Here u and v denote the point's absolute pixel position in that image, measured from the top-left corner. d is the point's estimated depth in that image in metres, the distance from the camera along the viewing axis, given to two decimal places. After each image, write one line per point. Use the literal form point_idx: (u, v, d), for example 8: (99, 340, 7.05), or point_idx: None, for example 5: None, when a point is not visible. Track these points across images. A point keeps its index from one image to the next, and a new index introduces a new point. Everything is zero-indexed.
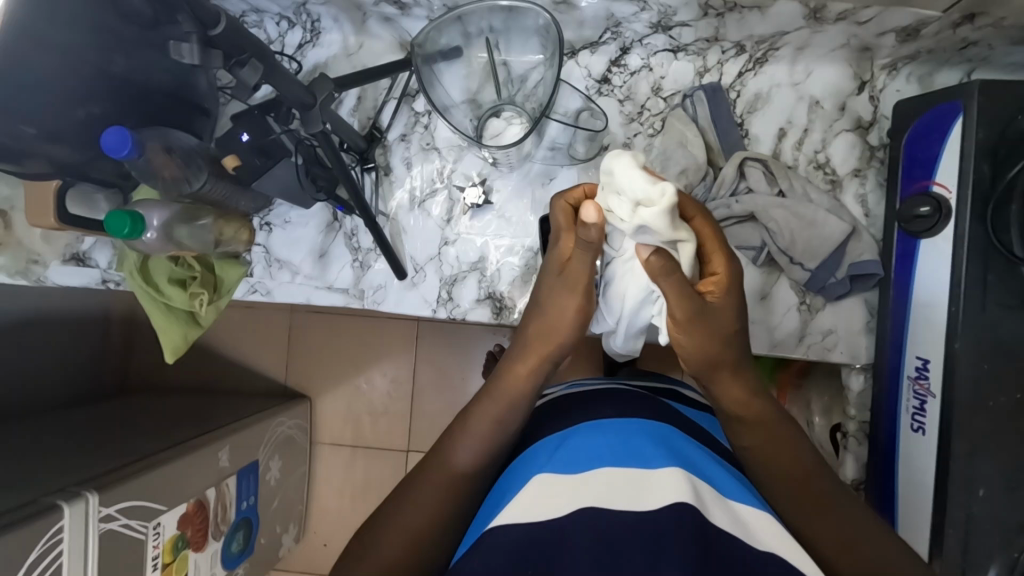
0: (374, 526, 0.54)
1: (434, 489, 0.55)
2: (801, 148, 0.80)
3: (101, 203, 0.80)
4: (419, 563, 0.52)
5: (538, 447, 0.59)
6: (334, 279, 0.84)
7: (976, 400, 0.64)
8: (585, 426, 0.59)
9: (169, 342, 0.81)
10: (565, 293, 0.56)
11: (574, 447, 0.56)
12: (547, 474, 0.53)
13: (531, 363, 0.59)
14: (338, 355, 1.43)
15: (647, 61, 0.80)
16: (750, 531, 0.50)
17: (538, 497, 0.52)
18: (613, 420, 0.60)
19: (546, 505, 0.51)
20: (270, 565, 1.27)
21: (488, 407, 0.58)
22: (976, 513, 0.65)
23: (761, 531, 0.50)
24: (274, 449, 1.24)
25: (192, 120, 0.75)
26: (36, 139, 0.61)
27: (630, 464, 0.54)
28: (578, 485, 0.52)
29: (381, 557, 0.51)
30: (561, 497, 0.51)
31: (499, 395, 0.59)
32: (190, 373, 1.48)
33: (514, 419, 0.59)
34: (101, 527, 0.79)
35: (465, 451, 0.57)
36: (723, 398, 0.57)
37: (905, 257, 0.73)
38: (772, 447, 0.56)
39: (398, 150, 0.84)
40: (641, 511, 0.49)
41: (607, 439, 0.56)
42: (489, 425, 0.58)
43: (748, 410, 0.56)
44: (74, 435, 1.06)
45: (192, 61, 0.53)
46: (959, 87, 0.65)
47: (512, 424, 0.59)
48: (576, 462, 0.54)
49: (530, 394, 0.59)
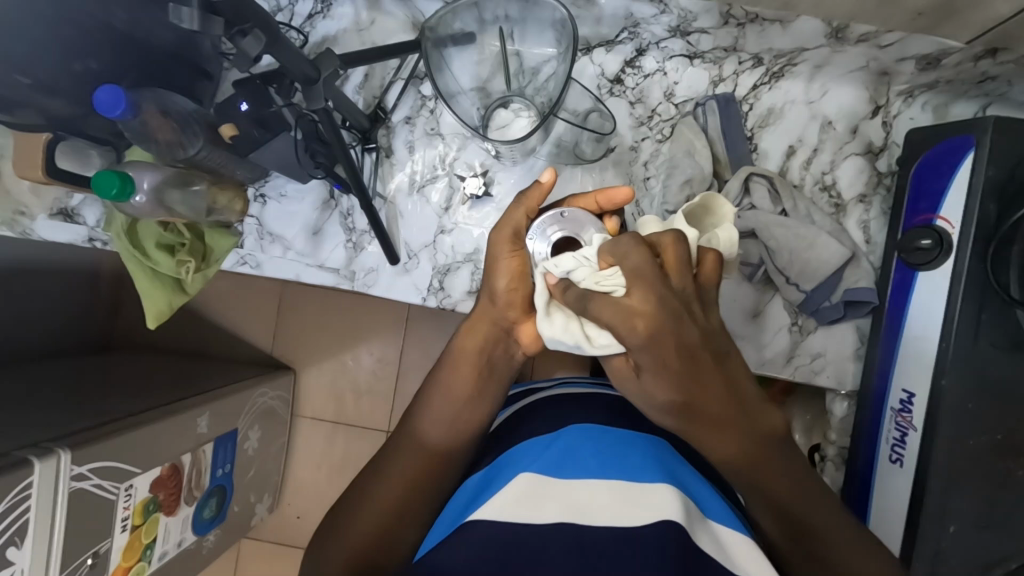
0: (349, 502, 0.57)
1: (401, 462, 0.56)
2: (809, 168, 0.79)
3: (94, 159, 0.77)
4: (389, 534, 0.54)
5: (527, 445, 0.59)
6: (326, 258, 0.83)
7: (958, 438, 0.64)
8: (576, 429, 0.58)
9: (153, 307, 0.80)
10: (501, 262, 0.55)
11: (565, 451, 0.56)
12: (536, 476, 0.54)
13: (475, 336, 0.58)
14: (327, 330, 1.42)
15: (662, 65, 0.79)
16: (728, 554, 0.52)
17: (525, 497, 0.52)
18: (605, 427, 0.59)
19: (533, 507, 0.52)
20: (241, 533, 1.27)
21: (442, 378, 0.59)
22: (943, 548, 0.65)
23: (738, 556, 0.52)
24: (254, 419, 1.24)
25: (194, 85, 0.73)
26: (30, 90, 0.59)
27: (620, 475, 0.54)
28: (569, 491, 0.53)
29: (354, 531, 0.54)
30: (549, 502, 0.52)
31: (452, 365, 0.59)
32: (176, 336, 1.47)
33: (469, 393, 0.59)
34: (72, 486, 0.78)
35: (426, 429, 0.57)
36: (713, 452, 0.51)
37: (902, 286, 0.72)
38: (775, 490, 0.52)
39: (402, 132, 0.82)
40: (628, 526, 0.50)
41: (599, 447, 0.56)
42: (442, 396, 0.58)
43: (746, 455, 0.51)
44: (51, 389, 1.04)
45: (190, 26, 0.49)
46: (973, 121, 0.64)
47: (462, 392, 0.58)
48: (565, 467, 0.55)
49: (480, 363, 0.59)
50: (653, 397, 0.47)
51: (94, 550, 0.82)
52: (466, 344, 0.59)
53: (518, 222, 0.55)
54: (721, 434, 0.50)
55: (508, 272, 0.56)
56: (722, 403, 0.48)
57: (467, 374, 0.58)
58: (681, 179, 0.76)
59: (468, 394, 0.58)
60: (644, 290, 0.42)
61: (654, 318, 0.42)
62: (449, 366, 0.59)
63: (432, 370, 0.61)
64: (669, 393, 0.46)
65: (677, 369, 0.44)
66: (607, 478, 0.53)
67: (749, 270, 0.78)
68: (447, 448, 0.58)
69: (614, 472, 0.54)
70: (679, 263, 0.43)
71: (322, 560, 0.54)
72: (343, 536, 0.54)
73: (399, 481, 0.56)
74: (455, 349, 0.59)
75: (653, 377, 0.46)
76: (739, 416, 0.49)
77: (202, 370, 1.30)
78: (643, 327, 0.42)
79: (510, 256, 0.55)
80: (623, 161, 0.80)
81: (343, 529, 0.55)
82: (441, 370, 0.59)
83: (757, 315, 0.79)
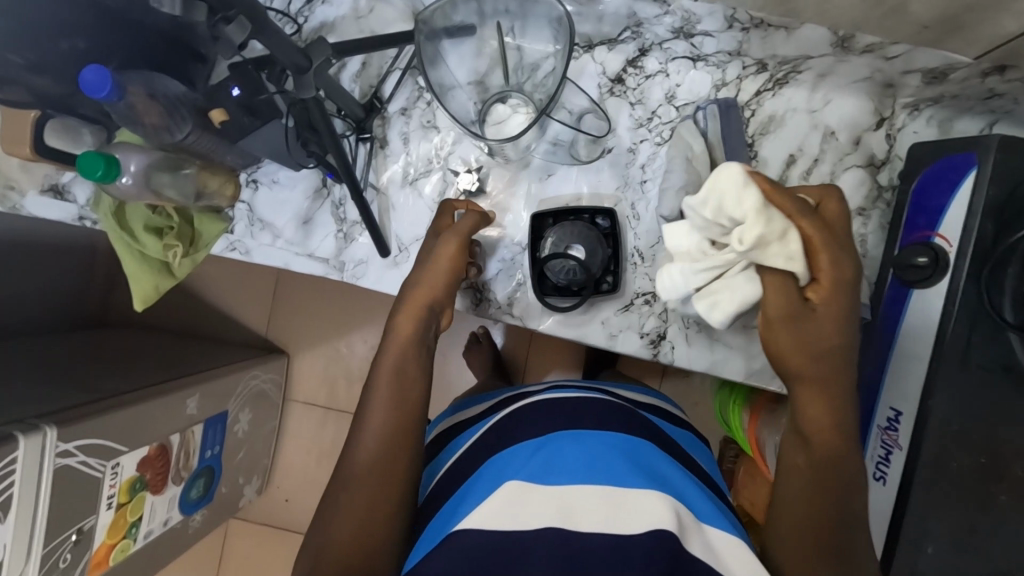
0: (331, 510, 0.57)
1: (372, 462, 0.58)
2: (808, 178, 0.77)
3: (86, 137, 0.75)
4: (377, 530, 0.56)
5: (512, 453, 0.59)
6: (316, 247, 0.83)
7: (944, 459, 0.63)
8: (563, 435, 0.59)
9: (140, 290, 0.79)
10: (443, 253, 0.69)
11: (552, 457, 0.57)
12: (521, 483, 0.54)
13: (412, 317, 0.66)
14: (322, 316, 1.42)
15: (664, 66, 0.77)
16: (720, 558, 0.51)
17: (509, 504, 0.52)
18: (590, 433, 0.60)
19: (518, 514, 0.51)
20: (228, 514, 1.28)
21: (388, 367, 0.62)
22: (922, 568, 0.65)
23: (732, 559, 0.52)
24: (245, 402, 1.23)
25: (186, 67, 0.70)
26: (20, 68, 0.58)
27: (606, 481, 0.54)
28: (553, 496, 0.53)
29: (342, 532, 0.55)
30: (534, 508, 0.52)
31: (395, 352, 0.64)
32: (171, 315, 1.46)
33: (419, 373, 0.63)
34: (57, 462, 0.78)
35: (374, 425, 0.60)
36: (799, 406, 0.60)
37: (894, 304, 0.71)
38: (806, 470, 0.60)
39: (397, 124, 0.81)
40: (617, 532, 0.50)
41: (585, 453, 0.57)
42: (391, 385, 0.62)
43: (822, 418, 0.59)
44: (41, 364, 1.04)
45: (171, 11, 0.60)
46: (977, 139, 0.63)
47: (411, 376, 0.62)
48: (553, 472, 0.55)
49: (422, 343, 0.65)
50: (782, 353, 0.59)
51: (77, 526, 0.83)
52: (406, 326, 0.65)
53: (467, 226, 0.70)
54: (811, 402, 0.59)
55: (450, 261, 0.69)
56: (819, 343, 0.59)
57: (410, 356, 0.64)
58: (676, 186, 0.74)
59: (415, 374, 0.63)
60: (829, 254, 0.56)
61: (836, 282, 0.57)
62: (393, 351, 0.64)
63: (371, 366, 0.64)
64: (826, 342, 0.59)
65: (785, 317, 0.58)
66: (593, 483, 0.54)
67: None
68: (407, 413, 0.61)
69: (600, 477, 0.54)
70: (831, 246, 0.56)
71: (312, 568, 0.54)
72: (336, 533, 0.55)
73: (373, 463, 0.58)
74: (395, 335, 0.65)
75: (812, 336, 0.58)
76: (838, 388, 0.59)
77: (195, 350, 1.30)
78: (824, 279, 0.57)
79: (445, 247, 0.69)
80: (620, 163, 0.79)
81: (327, 535, 0.55)
82: (390, 356, 0.64)
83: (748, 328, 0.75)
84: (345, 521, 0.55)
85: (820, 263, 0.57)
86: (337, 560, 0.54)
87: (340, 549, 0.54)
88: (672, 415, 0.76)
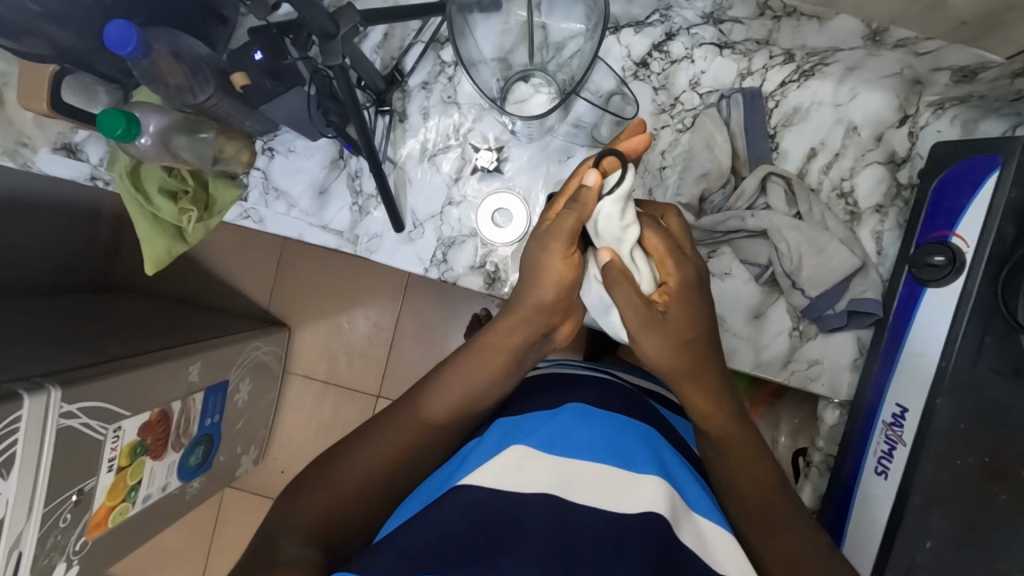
0: (363, 438, 0.61)
1: (422, 421, 0.61)
2: (828, 172, 0.77)
3: (101, 96, 0.74)
4: (392, 480, 0.59)
5: (522, 420, 0.59)
6: (330, 219, 0.82)
7: (945, 457, 0.64)
8: (576, 408, 0.59)
9: (152, 253, 0.79)
10: (553, 265, 0.57)
11: (563, 428, 0.56)
12: (526, 449, 0.54)
13: (505, 345, 0.63)
14: (326, 290, 1.42)
15: (690, 52, 0.77)
16: (709, 550, 0.52)
17: (512, 467, 0.53)
18: (602, 411, 0.60)
19: (518, 480, 0.52)
20: (225, 482, 1.29)
21: (470, 369, 0.63)
22: (917, 561, 0.65)
23: (715, 549, 0.53)
24: (246, 371, 1.23)
25: (206, 27, 0.69)
26: (39, 18, 0.57)
27: (611, 459, 0.54)
28: (553, 468, 0.53)
29: (367, 464, 0.59)
30: (535, 475, 0.53)
31: (481, 365, 0.63)
32: (174, 282, 1.46)
33: (487, 387, 0.63)
34: (61, 423, 0.78)
35: (441, 398, 0.62)
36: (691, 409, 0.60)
37: (907, 302, 0.71)
38: (737, 464, 0.59)
39: (418, 98, 0.80)
40: (607, 511, 0.51)
41: (594, 433, 0.56)
42: (486, 373, 0.63)
43: (724, 427, 0.59)
44: (47, 324, 1.04)
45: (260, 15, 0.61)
46: (1003, 141, 0.62)
47: (488, 395, 0.64)
48: (553, 446, 0.55)
49: (508, 368, 0.64)
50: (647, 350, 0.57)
51: (79, 487, 0.83)
52: (495, 341, 0.63)
53: (568, 228, 0.55)
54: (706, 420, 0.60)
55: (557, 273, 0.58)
56: (704, 368, 0.58)
57: (489, 369, 0.63)
58: (697, 172, 0.76)
59: (481, 386, 0.63)
60: (673, 258, 0.56)
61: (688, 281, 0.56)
62: (473, 359, 0.63)
63: (453, 361, 0.64)
64: (686, 332, 0.56)
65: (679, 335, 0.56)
66: (595, 461, 0.54)
67: (755, 271, 0.78)
68: (445, 431, 0.62)
69: (607, 457, 0.54)
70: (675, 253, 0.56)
71: (330, 476, 0.58)
72: (323, 491, 0.57)
73: (379, 461, 0.59)
74: (481, 342, 0.63)
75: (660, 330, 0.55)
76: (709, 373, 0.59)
77: (199, 318, 1.30)
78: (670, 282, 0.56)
79: (558, 257, 0.57)
80: None
81: (356, 456, 0.59)
82: (460, 358, 0.64)
83: (758, 317, 0.78)
84: (375, 459, 0.59)
85: (667, 270, 0.56)
86: (354, 484, 0.58)
87: (356, 479, 0.58)
88: (673, 402, 0.76)
